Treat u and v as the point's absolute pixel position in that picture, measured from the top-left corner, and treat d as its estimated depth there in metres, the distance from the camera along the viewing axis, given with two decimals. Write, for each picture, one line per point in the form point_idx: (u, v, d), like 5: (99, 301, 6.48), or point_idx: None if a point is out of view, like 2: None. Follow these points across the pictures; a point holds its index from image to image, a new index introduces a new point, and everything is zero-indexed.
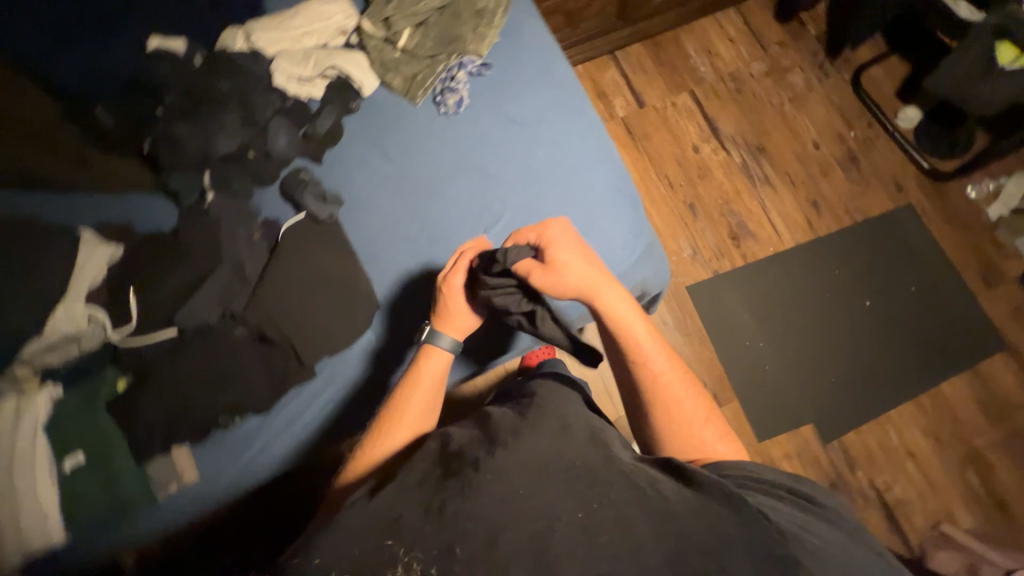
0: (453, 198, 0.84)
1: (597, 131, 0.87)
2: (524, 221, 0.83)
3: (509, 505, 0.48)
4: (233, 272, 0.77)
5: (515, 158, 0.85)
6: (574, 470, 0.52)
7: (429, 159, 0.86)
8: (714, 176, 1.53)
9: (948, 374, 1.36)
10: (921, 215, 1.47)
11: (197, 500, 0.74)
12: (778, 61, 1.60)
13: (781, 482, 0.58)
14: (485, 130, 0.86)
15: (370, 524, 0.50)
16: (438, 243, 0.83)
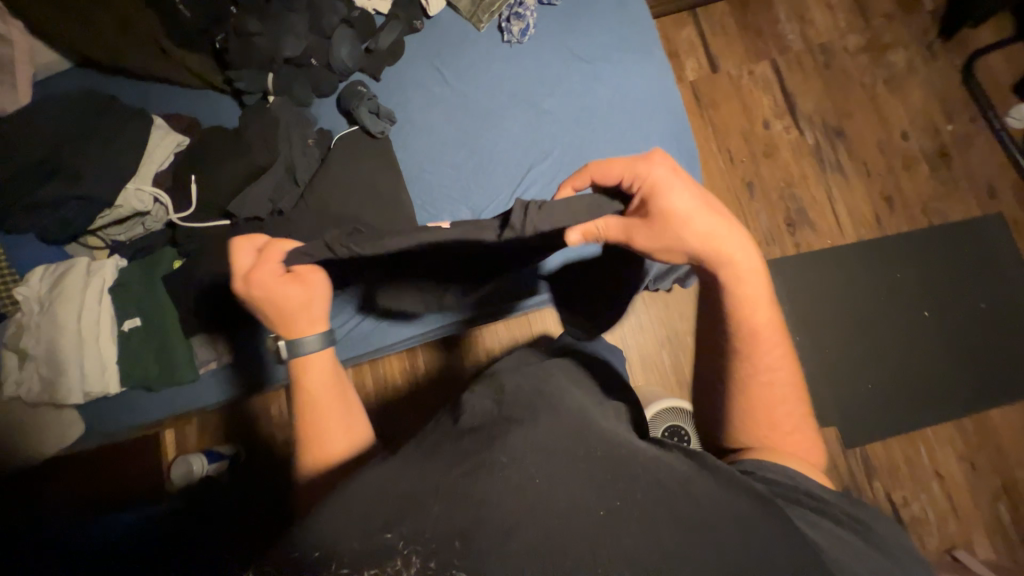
0: (503, 129, 0.83)
1: (663, 77, 0.82)
2: (571, 162, 0.80)
3: (522, 503, 0.41)
4: (287, 172, 0.80)
5: (572, 96, 0.82)
6: (599, 463, 0.45)
7: (484, 88, 0.84)
8: (780, 156, 1.42)
9: (1003, 401, 1.26)
10: (1011, 227, 1.32)
11: (236, 377, 0.83)
12: (880, 36, 1.43)
13: (835, 502, 0.49)
14: (545, 62, 0.83)
15: (363, 505, 0.42)
16: (481, 173, 0.83)
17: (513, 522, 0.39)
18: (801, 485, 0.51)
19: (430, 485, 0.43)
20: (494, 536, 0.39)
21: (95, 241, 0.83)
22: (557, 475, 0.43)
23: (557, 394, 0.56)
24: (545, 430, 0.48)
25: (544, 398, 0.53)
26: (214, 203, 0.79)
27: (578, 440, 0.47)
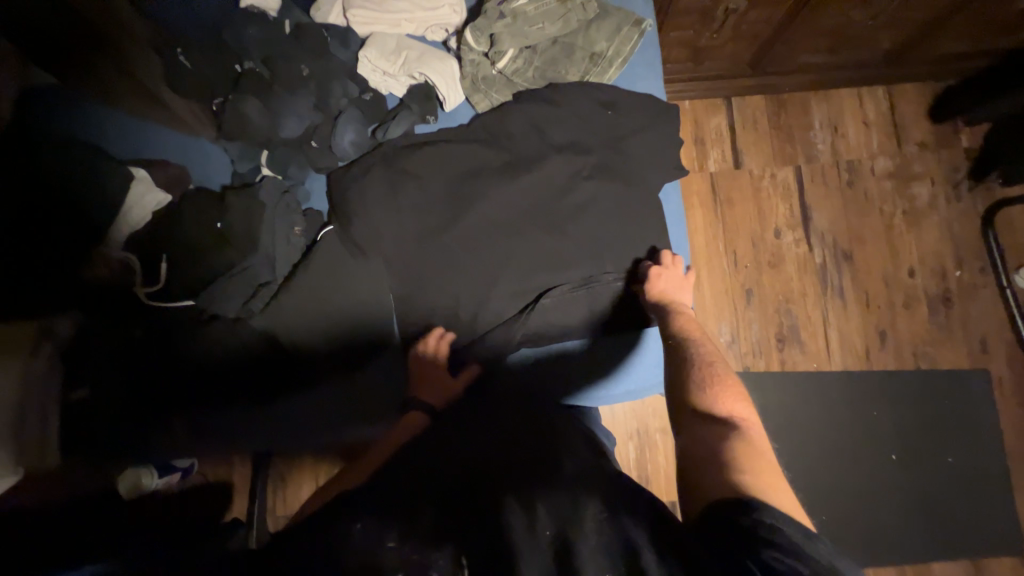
0: (472, 247, 0.81)
1: (645, 227, 0.85)
2: (524, 288, 0.82)
3: (532, 554, 0.51)
4: (265, 263, 0.78)
5: (548, 224, 0.83)
6: (601, 521, 0.53)
7: (464, 198, 0.81)
8: (785, 269, 1.40)
9: (948, 556, 1.27)
10: (995, 385, 1.32)
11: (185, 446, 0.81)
12: (909, 164, 1.39)
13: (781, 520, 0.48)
14: (534, 182, 0.82)
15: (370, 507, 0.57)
16: (441, 285, 0.81)
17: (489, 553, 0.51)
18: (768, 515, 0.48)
19: (460, 527, 0.54)
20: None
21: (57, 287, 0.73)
22: (568, 524, 0.53)
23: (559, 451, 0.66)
24: (556, 489, 0.58)
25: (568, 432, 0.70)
26: (184, 286, 0.77)
27: (583, 495, 0.57)
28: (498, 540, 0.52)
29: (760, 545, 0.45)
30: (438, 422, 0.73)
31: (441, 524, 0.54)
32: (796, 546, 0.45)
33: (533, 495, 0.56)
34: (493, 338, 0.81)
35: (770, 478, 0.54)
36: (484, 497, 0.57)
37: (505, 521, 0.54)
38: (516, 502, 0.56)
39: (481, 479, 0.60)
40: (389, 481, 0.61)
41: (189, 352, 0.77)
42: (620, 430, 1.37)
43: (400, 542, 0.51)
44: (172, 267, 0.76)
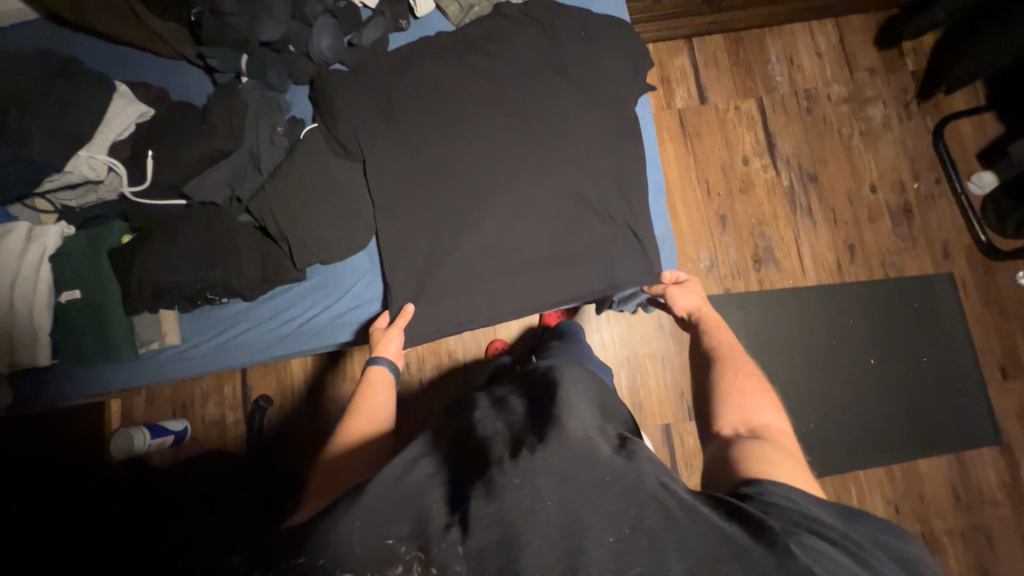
0: (452, 137, 0.85)
1: (617, 115, 0.89)
2: (503, 170, 0.85)
3: (535, 526, 0.52)
4: (250, 159, 0.80)
5: (521, 116, 0.86)
6: (603, 490, 0.55)
7: (439, 93, 0.86)
8: (755, 194, 1.46)
9: (931, 452, 1.32)
10: (960, 287, 1.39)
11: (180, 358, 0.84)
12: (862, 89, 1.48)
13: (812, 515, 0.58)
14: (504, 79, 0.87)
15: (389, 506, 0.55)
16: (427, 174, 0.84)
17: (516, 536, 0.51)
18: (803, 510, 0.58)
19: (458, 506, 0.54)
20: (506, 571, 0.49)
21: (44, 203, 0.81)
22: (570, 501, 0.54)
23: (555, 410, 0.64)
24: (564, 460, 0.56)
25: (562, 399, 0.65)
26: (169, 182, 0.78)
27: (584, 465, 0.56)
28: (496, 511, 0.52)
29: (801, 533, 0.55)
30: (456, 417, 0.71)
31: (437, 508, 0.55)
32: (826, 534, 0.56)
33: (536, 469, 0.55)
34: (488, 227, 0.83)
35: (787, 468, 0.65)
36: (480, 470, 0.57)
37: (496, 490, 0.54)
38: (512, 475, 0.55)
39: (477, 456, 0.59)
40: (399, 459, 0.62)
41: (171, 247, 0.77)
42: (610, 358, 1.40)
43: (401, 535, 0.53)
44: (157, 163, 0.77)
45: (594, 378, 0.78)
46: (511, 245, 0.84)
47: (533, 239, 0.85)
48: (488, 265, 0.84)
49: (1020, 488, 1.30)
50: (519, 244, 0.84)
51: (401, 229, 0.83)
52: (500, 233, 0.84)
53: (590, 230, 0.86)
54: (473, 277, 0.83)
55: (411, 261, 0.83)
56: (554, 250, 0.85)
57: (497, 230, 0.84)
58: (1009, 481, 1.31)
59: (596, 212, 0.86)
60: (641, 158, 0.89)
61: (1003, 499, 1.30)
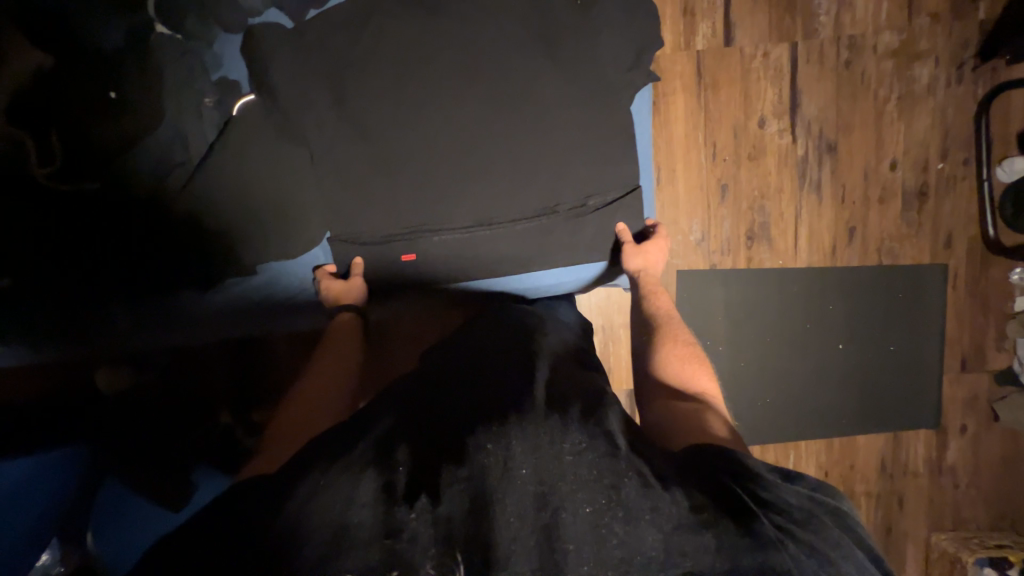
0: (399, 123, 0.93)
1: (559, 109, 0.96)
2: (451, 160, 0.96)
3: (507, 498, 0.58)
4: (177, 139, 0.90)
5: (465, 108, 0.94)
6: (576, 457, 0.61)
7: (381, 78, 0.92)
8: (764, 162, 1.32)
9: (872, 430, 1.42)
10: (951, 279, 1.35)
11: (155, 327, 0.99)
12: (916, 41, 1.26)
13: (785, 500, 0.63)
14: (448, 70, 0.94)
15: (368, 477, 0.60)
16: (379, 161, 0.94)
17: (496, 510, 0.57)
18: (775, 494, 0.63)
19: (431, 472, 0.61)
20: (480, 545, 0.55)
21: None
22: (542, 470, 0.60)
23: (527, 388, 0.72)
24: (534, 429, 0.64)
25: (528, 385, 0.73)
26: (87, 164, 0.87)
27: (556, 436, 0.63)
28: (464, 477, 0.60)
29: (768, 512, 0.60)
30: (422, 390, 0.79)
31: (409, 474, 0.61)
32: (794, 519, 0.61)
33: (509, 435, 0.63)
34: (451, 219, 0.97)
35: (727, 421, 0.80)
36: (456, 439, 0.65)
37: (468, 457, 0.62)
38: (485, 440, 0.63)
39: (457, 425, 0.68)
40: (383, 426, 0.70)
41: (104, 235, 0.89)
42: None
43: (375, 500, 0.58)
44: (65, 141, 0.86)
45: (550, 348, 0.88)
46: (462, 239, 0.99)
47: (489, 228, 0.99)
48: (450, 252, 1.00)
49: (942, 464, 1.43)
50: (478, 231, 0.98)
51: (363, 212, 0.95)
52: (466, 223, 0.98)
53: (541, 218, 1.00)
54: (445, 259, 1.01)
55: (388, 241, 0.98)
56: (507, 237, 1.00)
57: (462, 222, 0.98)
58: (934, 458, 1.43)
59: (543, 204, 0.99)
60: (579, 149, 0.98)
61: (923, 472, 1.43)
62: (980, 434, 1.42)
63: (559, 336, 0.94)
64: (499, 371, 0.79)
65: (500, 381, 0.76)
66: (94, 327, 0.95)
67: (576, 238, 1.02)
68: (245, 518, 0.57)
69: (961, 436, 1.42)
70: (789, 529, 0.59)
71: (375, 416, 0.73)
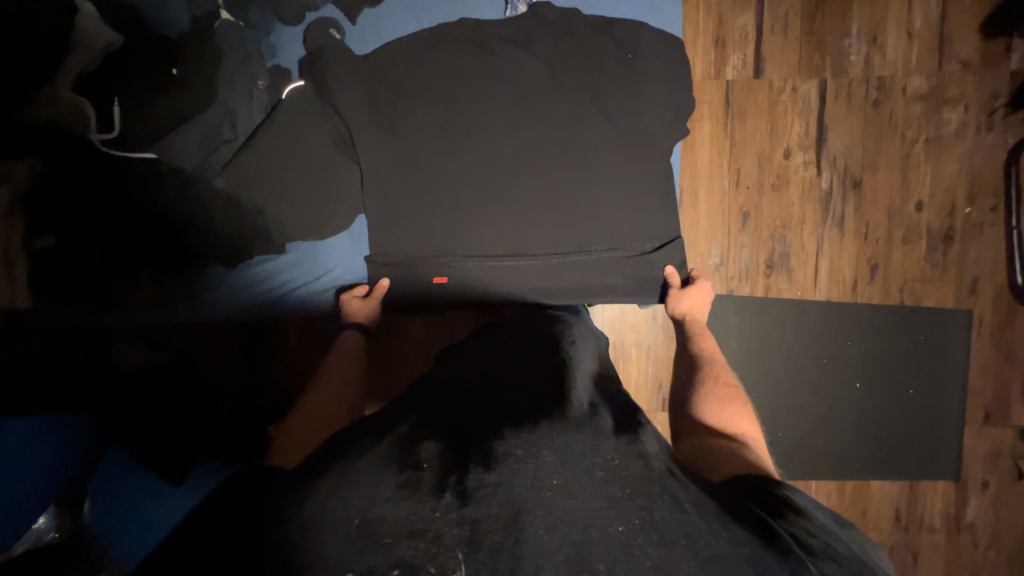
0: (431, 124, 0.98)
1: (586, 125, 1.00)
2: (478, 163, 0.99)
3: (536, 506, 0.56)
4: (226, 117, 0.94)
5: (496, 117, 0.99)
6: (607, 473, 0.60)
7: (418, 81, 0.97)
8: (788, 193, 1.33)
9: (887, 477, 1.36)
10: (975, 326, 1.32)
11: (194, 307, 1.05)
12: (946, 87, 1.28)
13: (833, 545, 0.59)
14: (484, 80, 0.99)
15: (388, 476, 0.60)
16: (409, 159, 0.98)
17: (523, 518, 0.55)
18: (820, 537, 0.60)
19: (455, 474, 0.61)
20: (509, 554, 0.52)
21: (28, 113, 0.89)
22: (572, 483, 0.59)
23: (556, 398, 0.73)
24: (563, 438, 0.64)
25: (555, 397, 0.74)
26: (140, 134, 0.92)
27: (587, 451, 0.63)
28: (493, 482, 0.59)
29: (812, 551, 0.57)
30: (446, 393, 0.81)
31: (435, 474, 0.61)
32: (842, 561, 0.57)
33: (536, 442, 0.63)
34: (478, 224, 1.01)
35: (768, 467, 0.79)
36: (482, 444, 0.65)
37: (496, 461, 0.61)
38: (514, 447, 0.63)
39: (483, 429, 0.69)
40: (405, 428, 0.70)
41: (147, 202, 0.93)
42: None
43: (401, 495, 0.58)
44: (125, 111, 0.91)
45: (585, 360, 0.87)
46: (487, 241, 1.01)
47: (518, 238, 1.01)
48: (472, 254, 1.01)
49: (960, 520, 1.36)
50: (502, 235, 1.01)
51: (388, 206, 0.98)
52: (494, 230, 1.01)
53: (568, 230, 1.02)
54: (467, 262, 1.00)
55: (411, 240, 0.99)
56: (534, 249, 1.02)
57: (490, 227, 1.01)
58: (952, 513, 1.36)
59: (569, 217, 1.02)
60: (604, 162, 1.01)
61: (940, 527, 1.36)
62: (1003, 492, 1.35)
63: (589, 348, 0.92)
64: (523, 378, 0.80)
65: (526, 390, 0.77)
66: (121, 296, 0.99)
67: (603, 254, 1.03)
68: (267, 503, 0.58)
69: (982, 493, 1.36)
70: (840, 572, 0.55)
71: (398, 417, 0.74)
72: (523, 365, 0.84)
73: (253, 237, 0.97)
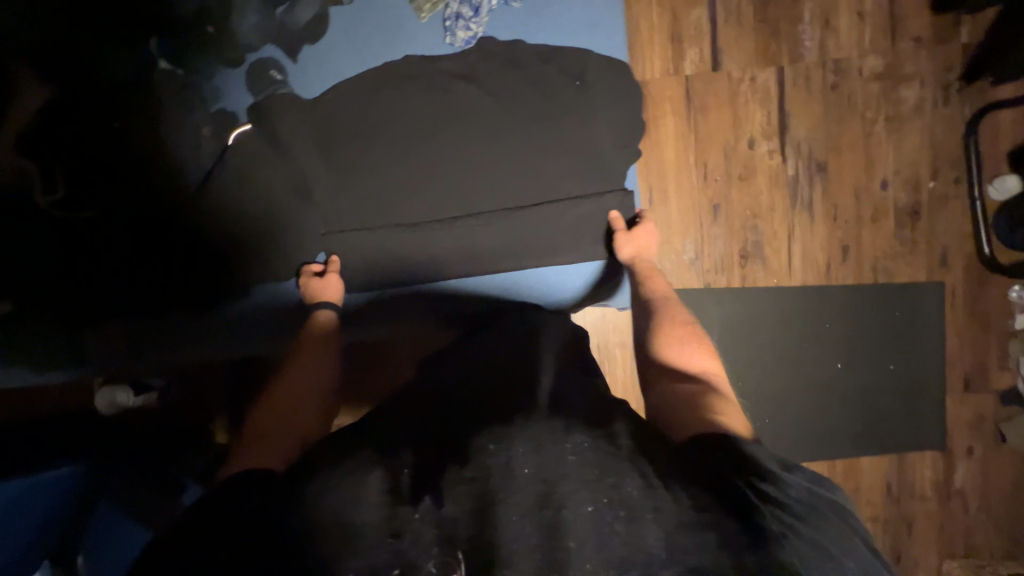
0: (372, 150, 0.96)
1: (535, 131, 0.98)
2: (427, 182, 0.98)
3: (512, 493, 0.57)
4: (176, 166, 0.93)
5: (438, 134, 0.97)
6: (578, 455, 0.60)
7: (352, 107, 0.96)
8: (755, 182, 1.34)
9: (875, 452, 1.38)
10: (948, 297, 1.34)
11: (161, 337, 0.99)
12: (901, 64, 1.29)
13: (792, 494, 0.60)
14: (420, 99, 0.97)
15: (360, 484, 0.59)
16: (356, 187, 0.97)
17: (493, 506, 0.56)
18: (782, 489, 0.60)
19: (431, 476, 0.60)
20: (484, 542, 0.54)
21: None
22: (545, 469, 0.59)
23: (532, 396, 0.73)
24: (533, 429, 0.63)
25: (533, 396, 0.72)
26: (84, 195, 0.91)
27: (555, 435, 0.62)
28: (468, 478, 0.59)
29: (771, 509, 0.57)
30: (429, 401, 0.79)
31: (412, 476, 0.60)
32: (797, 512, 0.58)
33: (512, 436, 0.62)
34: (439, 239, 1.00)
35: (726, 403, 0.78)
36: (459, 444, 0.64)
37: (470, 458, 0.61)
38: (488, 441, 0.63)
39: (463, 428, 0.68)
40: (385, 434, 0.70)
41: (102, 258, 0.92)
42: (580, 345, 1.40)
43: (378, 499, 0.57)
44: (66, 171, 0.90)
45: (563, 359, 0.88)
46: (450, 255, 1.01)
47: (483, 250, 1.01)
48: (434, 272, 1.02)
49: (950, 487, 1.39)
50: (463, 250, 1.01)
51: (345, 237, 0.99)
52: (457, 240, 1.00)
53: (527, 236, 1.01)
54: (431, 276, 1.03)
55: (374, 258, 1.01)
56: (500, 253, 1.02)
57: (454, 235, 1.00)
58: (941, 481, 1.39)
59: (525, 215, 1.00)
60: (558, 168, 0.99)
61: (932, 497, 1.39)
62: (988, 455, 1.38)
63: (563, 344, 0.92)
64: (506, 380, 0.79)
65: (505, 392, 0.75)
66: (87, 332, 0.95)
67: (570, 252, 1.03)
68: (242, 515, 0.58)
69: (968, 459, 1.38)
70: (798, 529, 0.56)
71: (378, 425, 0.73)
72: (503, 363, 0.84)
73: (215, 274, 0.95)
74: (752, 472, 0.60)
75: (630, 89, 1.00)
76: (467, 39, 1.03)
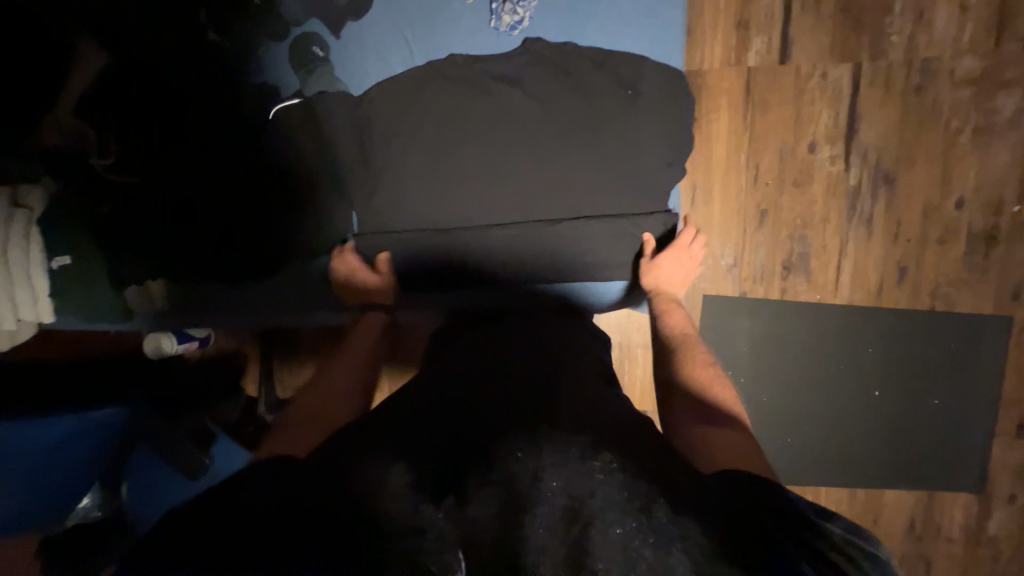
0: (405, 135, 0.97)
1: (570, 126, 0.97)
2: (458, 169, 0.98)
3: (539, 503, 0.57)
4: (220, 138, 0.96)
5: (471, 122, 0.98)
6: (604, 476, 0.60)
7: (390, 93, 0.99)
8: (811, 190, 1.24)
9: (903, 486, 1.31)
10: (1015, 333, 1.22)
11: (211, 296, 1.09)
12: (1003, 67, 1.14)
13: (821, 541, 0.58)
14: (456, 89, 0.98)
15: (392, 476, 0.60)
16: (386, 169, 0.98)
17: (521, 514, 0.56)
18: (810, 532, 0.58)
19: (455, 482, 0.61)
20: (512, 551, 0.53)
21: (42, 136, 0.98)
22: (571, 483, 0.59)
23: (556, 404, 0.73)
24: (559, 443, 0.64)
25: (557, 402, 0.73)
26: (130, 162, 0.96)
27: (582, 452, 0.63)
28: (498, 482, 0.60)
29: (801, 551, 0.55)
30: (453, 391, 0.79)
31: (435, 478, 0.61)
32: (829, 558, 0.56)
33: (539, 446, 0.64)
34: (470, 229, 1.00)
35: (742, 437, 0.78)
36: (487, 446, 0.66)
37: (498, 464, 0.62)
38: (515, 449, 0.64)
39: (490, 428, 0.69)
40: (408, 430, 0.70)
41: (159, 226, 0.97)
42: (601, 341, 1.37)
43: (402, 492, 0.58)
44: (116, 136, 0.96)
45: (592, 365, 0.87)
46: (477, 244, 1.01)
47: (509, 243, 1.01)
48: (459, 259, 1.02)
49: (982, 532, 1.31)
50: (490, 239, 1.00)
51: (376, 217, 1.01)
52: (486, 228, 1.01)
53: (552, 231, 1.00)
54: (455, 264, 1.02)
55: (410, 241, 1.02)
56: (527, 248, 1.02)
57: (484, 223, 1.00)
58: (973, 525, 1.31)
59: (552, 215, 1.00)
60: (589, 165, 0.98)
61: (959, 539, 1.32)
62: None
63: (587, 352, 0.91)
64: (534, 380, 0.79)
65: (529, 394, 0.76)
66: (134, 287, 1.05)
67: (593, 254, 1.03)
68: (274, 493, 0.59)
69: (1008, 506, 1.29)
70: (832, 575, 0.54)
71: (404, 414, 0.75)
72: (531, 360, 0.85)
73: (257, 246, 1.00)
74: (779, 508, 0.60)
75: (667, 90, 1.00)
76: (512, 24, 1.05)
